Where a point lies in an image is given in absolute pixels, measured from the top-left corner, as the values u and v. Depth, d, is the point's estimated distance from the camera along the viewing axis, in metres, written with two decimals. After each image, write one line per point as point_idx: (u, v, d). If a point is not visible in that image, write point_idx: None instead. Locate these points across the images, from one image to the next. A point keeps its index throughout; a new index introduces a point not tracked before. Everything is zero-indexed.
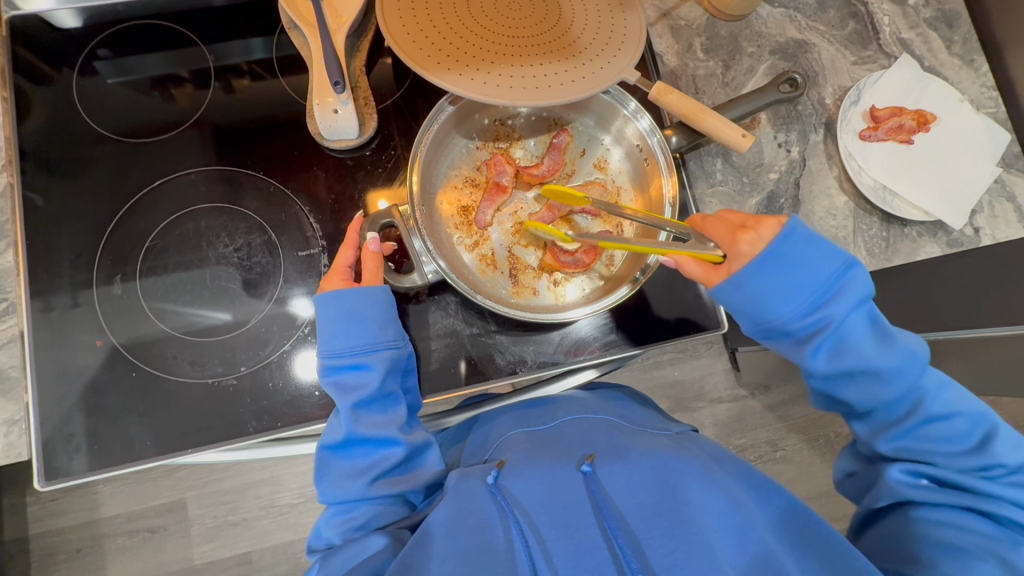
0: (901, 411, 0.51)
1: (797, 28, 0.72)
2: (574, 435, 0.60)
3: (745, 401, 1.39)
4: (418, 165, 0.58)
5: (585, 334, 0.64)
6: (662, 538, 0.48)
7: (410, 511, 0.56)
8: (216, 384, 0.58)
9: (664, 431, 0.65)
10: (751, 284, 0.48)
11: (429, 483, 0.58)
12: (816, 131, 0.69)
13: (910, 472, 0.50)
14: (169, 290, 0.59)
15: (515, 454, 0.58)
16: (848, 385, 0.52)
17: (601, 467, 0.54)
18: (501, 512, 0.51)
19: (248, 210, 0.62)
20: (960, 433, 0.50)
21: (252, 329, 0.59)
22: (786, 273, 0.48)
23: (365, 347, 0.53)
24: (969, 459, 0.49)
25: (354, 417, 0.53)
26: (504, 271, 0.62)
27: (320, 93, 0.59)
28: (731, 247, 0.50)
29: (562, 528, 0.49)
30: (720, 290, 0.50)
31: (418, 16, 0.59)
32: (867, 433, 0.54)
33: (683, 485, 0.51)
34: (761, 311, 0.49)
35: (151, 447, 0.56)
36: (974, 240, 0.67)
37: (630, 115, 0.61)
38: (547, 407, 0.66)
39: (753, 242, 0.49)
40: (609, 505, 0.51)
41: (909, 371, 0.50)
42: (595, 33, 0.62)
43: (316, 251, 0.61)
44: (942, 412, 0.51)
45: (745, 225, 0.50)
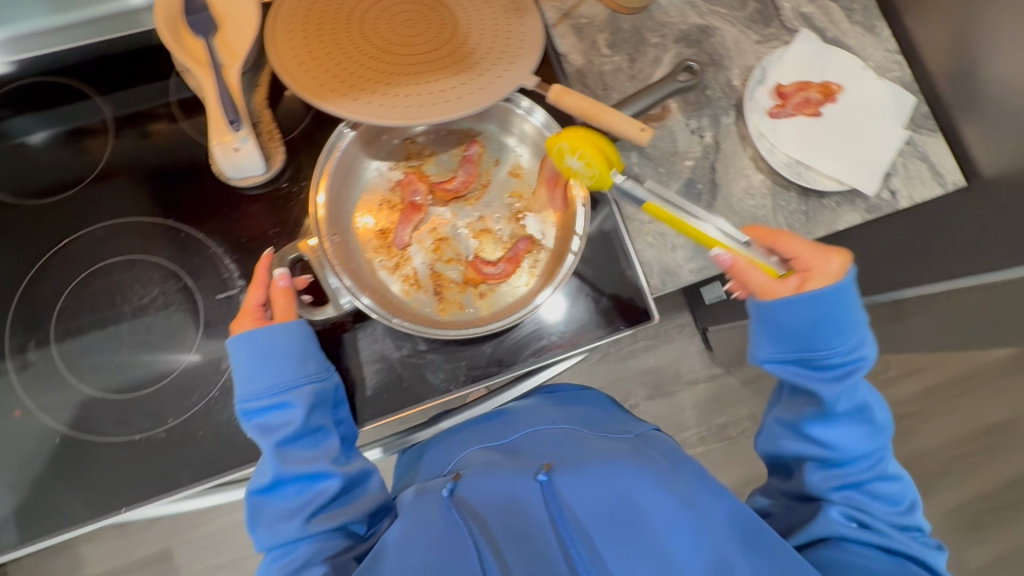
0: (863, 463, 0.54)
1: (698, 14, 0.72)
2: (530, 449, 0.62)
3: (721, 378, 1.40)
4: (324, 178, 0.59)
5: (519, 340, 0.63)
6: (617, 545, 0.50)
7: (355, 541, 0.55)
8: (143, 440, 0.57)
9: (625, 434, 0.66)
10: (794, 305, 0.52)
11: (372, 510, 0.58)
12: (727, 113, 0.70)
13: (846, 514, 0.51)
14: (86, 350, 0.58)
15: (472, 468, 0.59)
16: (834, 429, 0.53)
17: (558, 476, 0.55)
18: (456, 523, 0.52)
19: (160, 258, 0.61)
20: (894, 494, 0.54)
21: (176, 379, 0.58)
22: (831, 309, 0.51)
23: (283, 385, 0.52)
24: (899, 519, 0.53)
25: (280, 457, 0.53)
26: (428, 289, 0.62)
27: (218, 131, 0.58)
28: (784, 287, 0.53)
29: (518, 539, 0.51)
30: (779, 302, 0.52)
31: (310, 44, 0.59)
32: (818, 479, 0.53)
33: (636, 495, 0.53)
34: (791, 328, 0.52)
35: (83, 512, 0.55)
36: (891, 204, 0.68)
37: (523, 112, 0.63)
38: (506, 422, 0.68)
39: (823, 274, 0.53)
40: (566, 514, 0.52)
41: (886, 430, 0.55)
42: (491, 42, 0.62)
43: (235, 292, 0.60)
44: (892, 474, 0.54)
45: (830, 251, 0.53)
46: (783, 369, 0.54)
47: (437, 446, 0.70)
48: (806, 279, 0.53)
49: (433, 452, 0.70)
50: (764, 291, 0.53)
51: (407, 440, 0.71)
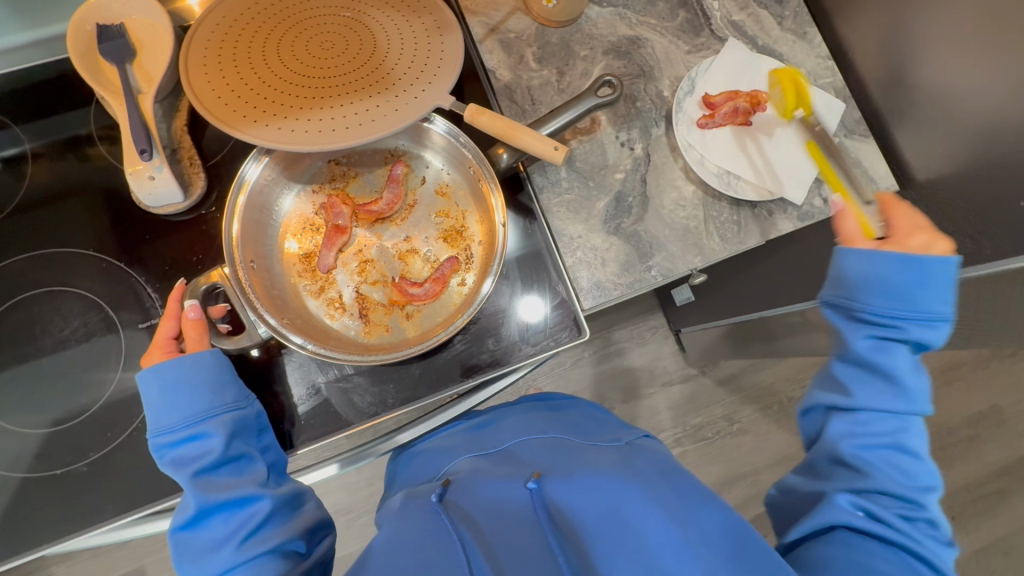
0: (891, 432, 0.50)
1: (628, 25, 0.72)
2: (524, 457, 0.62)
3: (696, 379, 1.40)
4: (240, 216, 0.58)
5: (448, 360, 0.63)
6: (605, 552, 0.48)
7: (294, 561, 0.53)
8: (65, 474, 0.56)
9: (614, 442, 0.66)
10: (879, 264, 0.50)
11: (308, 529, 0.57)
12: (658, 124, 0.70)
13: (854, 502, 0.48)
14: (7, 385, 0.58)
15: (464, 478, 0.60)
16: (868, 387, 0.51)
17: (548, 484, 0.55)
18: (446, 529, 0.50)
19: (81, 289, 0.60)
20: (909, 473, 0.50)
21: (98, 411, 0.58)
22: (908, 274, 0.49)
23: (199, 415, 0.52)
24: (910, 497, 0.49)
25: (201, 487, 0.52)
26: (353, 313, 0.61)
27: (131, 161, 0.57)
28: (902, 236, 0.52)
29: (509, 544, 0.49)
30: (842, 253, 0.52)
31: (223, 68, 0.58)
32: (837, 436, 0.51)
33: (624, 501, 0.51)
34: (859, 286, 0.51)
35: (7, 550, 0.55)
36: (823, 211, 0.68)
37: (430, 123, 0.62)
38: (492, 433, 0.69)
39: (924, 245, 0.51)
40: (556, 518, 0.51)
41: (918, 398, 0.50)
42: (410, 62, 0.61)
43: (156, 321, 0.60)
44: (914, 449, 0.50)
45: (920, 228, 0.52)
46: (834, 316, 0.53)
47: (411, 458, 0.71)
48: (886, 245, 0.52)
49: (408, 464, 0.71)
50: (850, 239, 0.55)
51: (370, 452, 0.71)
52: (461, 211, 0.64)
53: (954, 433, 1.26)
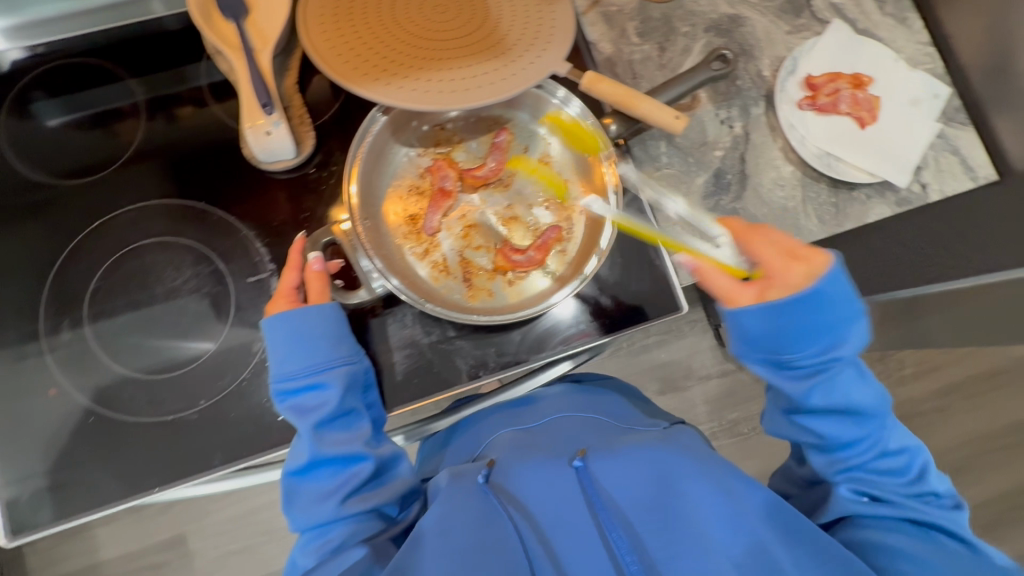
0: (853, 452, 0.53)
1: (729, 3, 0.72)
2: (562, 433, 0.63)
3: (734, 374, 1.39)
4: (358, 172, 0.59)
5: (546, 328, 0.63)
6: (655, 530, 0.50)
7: (387, 523, 0.56)
8: (176, 420, 0.57)
9: (652, 427, 0.67)
10: (758, 321, 0.51)
11: (403, 494, 0.58)
12: (757, 104, 0.70)
13: (856, 490, 0.52)
14: (119, 330, 0.59)
15: (505, 454, 0.60)
16: (819, 423, 0.53)
17: (593, 462, 0.56)
18: (497, 510, 0.53)
19: (191, 241, 0.61)
20: (899, 468, 0.53)
21: (208, 360, 0.59)
22: (806, 313, 0.50)
23: (319, 366, 0.53)
24: (910, 490, 0.52)
25: (317, 438, 0.53)
26: (457, 276, 0.62)
27: (251, 116, 0.58)
28: (781, 271, 0.52)
29: (563, 528, 0.52)
30: (738, 313, 0.52)
31: (342, 27, 0.59)
32: (821, 463, 0.54)
33: (676, 479, 0.53)
34: (755, 338, 0.52)
35: (118, 490, 0.56)
36: (921, 197, 0.68)
37: (560, 102, 0.62)
38: (532, 409, 0.69)
39: (805, 274, 0.51)
40: (603, 498, 0.53)
41: (877, 418, 0.53)
42: (522, 29, 0.61)
43: (266, 275, 0.61)
44: (892, 449, 0.53)
45: (793, 259, 0.52)
46: (758, 368, 0.54)
47: (464, 433, 0.72)
48: (769, 290, 0.52)
49: (461, 437, 0.71)
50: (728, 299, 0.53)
51: (427, 429, 0.74)
52: (565, 181, 0.65)
53: (996, 441, 1.25)
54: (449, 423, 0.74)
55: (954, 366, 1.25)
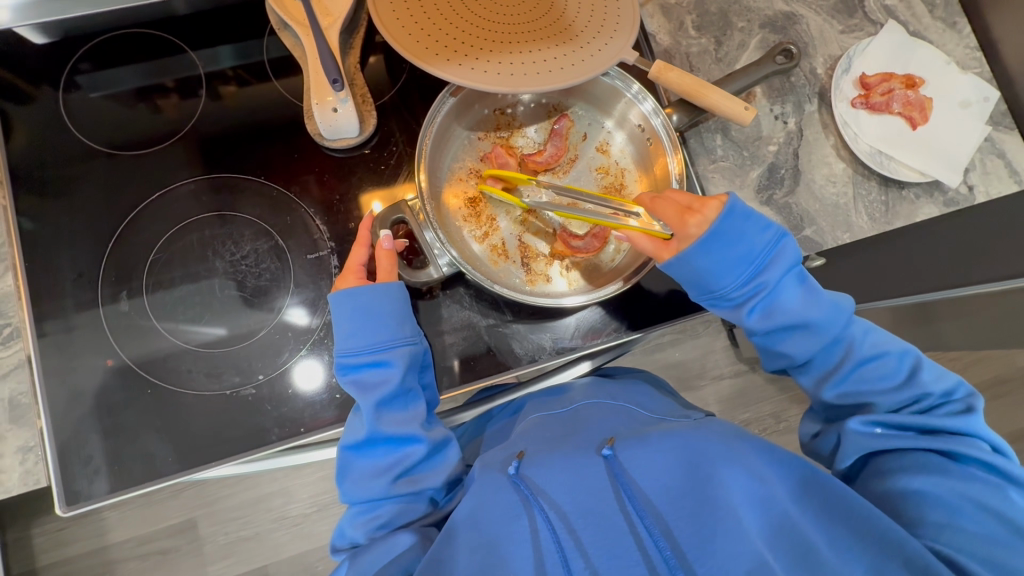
0: (835, 358, 0.56)
1: (784, 0, 0.72)
2: (593, 421, 0.59)
3: (747, 375, 1.40)
4: (424, 162, 0.58)
5: (601, 317, 0.64)
6: (688, 518, 0.46)
7: (433, 508, 0.56)
8: (234, 395, 0.57)
9: (684, 417, 0.64)
10: (691, 261, 0.53)
11: (450, 479, 0.57)
12: (811, 101, 0.70)
13: (867, 423, 0.52)
14: (177, 303, 0.58)
15: (532, 444, 0.56)
16: (791, 340, 0.56)
17: (622, 450, 0.52)
18: (525, 502, 0.50)
19: (251, 216, 0.61)
20: (891, 370, 0.54)
21: (265, 336, 0.58)
22: (728, 249, 0.52)
23: (383, 344, 0.52)
24: (902, 395, 0.53)
25: (376, 416, 0.53)
26: (516, 260, 0.62)
27: (319, 93, 0.58)
28: (679, 227, 0.54)
29: (588, 517, 0.48)
30: (669, 263, 0.54)
31: (412, 6, 0.58)
32: (813, 385, 0.57)
33: (708, 462, 0.49)
34: (706, 281, 0.54)
35: (173, 462, 0.56)
36: (968, 198, 0.68)
37: (634, 97, 0.61)
38: (564, 395, 0.66)
39: (701, 224, 0.53)
40: (634, 488, 0.49)
41: (835, 321, 0.54)
42: (589, 15, 0.61)
43: (325, 253, 0.60)
44: (873, 353, 0.55)
45: (687, 207, 0.55)
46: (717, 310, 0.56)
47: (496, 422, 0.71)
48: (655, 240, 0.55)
49: (493, 426, 0.70)
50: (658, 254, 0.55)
51: (455, 419, 0.73)
52: (623, 170, 0.65)
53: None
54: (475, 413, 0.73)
55: (964, 373, 1.27)
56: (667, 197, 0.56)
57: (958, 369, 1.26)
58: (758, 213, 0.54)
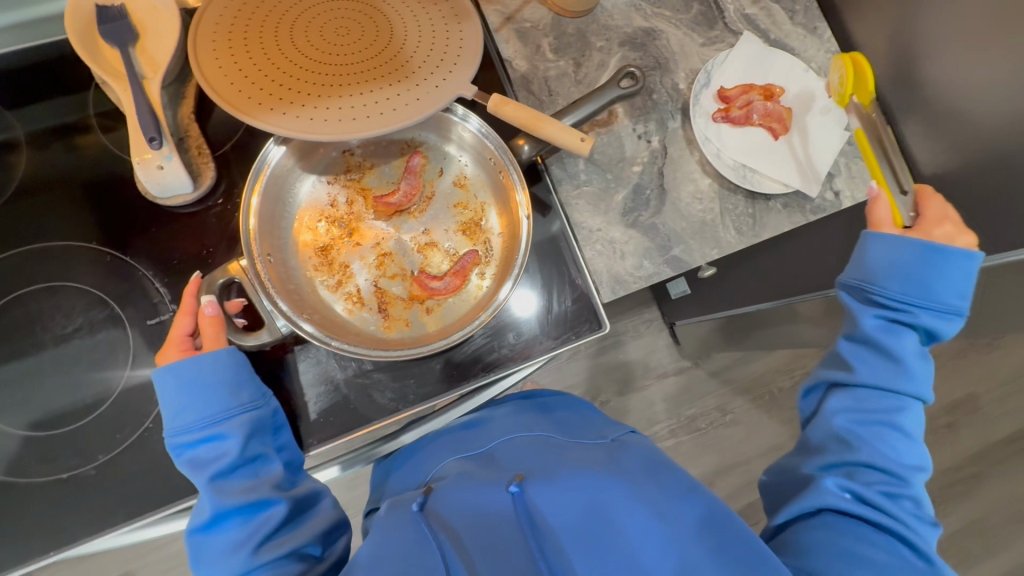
0: (882, 409, 0.53)
1: (643, 16, 0.72)
2: (507, 455, 0.59)
3: (690, 371, 1.40)
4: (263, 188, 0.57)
5: (468, 355, 0.62)
6: (591, 556, 0.46)
7: (312, 564, 0.52)
8: (71, 478, 0.54)
9: (598, 439, 0.63)
10: (902, 248, 0.54)
11: (324, 531, 0.55)
12: (674, 117, 0.70)
13: (842, 486, 0.50)
14: (4, 383, 0.55)
15: (446, 482, 0.56)
16: (868, 361, 0.54)
17: (531, 487, 0.52)
18: (426, 536, 0.48)
19: (82, 284, 0.57)
20: (903, 461, 0.52)
21: (105, 412, 0.55)
22: (932, 264, 0.53)
23: (215, 416, 0.50)
24: (897, 486, 0.51)
25: (216, 490, 0.50)
26: (372, 307, 0.60)
27: (138, 149, 0.55)
28: (930, 227, 0.55)
29: (488, 548, 0.47)
30: (874, 234, 0.55)
31: (235, 53, 0.56)
32: (832, 413, 0.55)
33: (610, 504, 0.49)
34: (871, 268, 0.55)
35: (8, 558, 0.53)
36: (835, 203, 0.69)
37: (460, 119, 0.62)
38: (482, 430, 0.65)
39: (947, 236, 0.54)
40: (540, 526, 0.48)
41: (918, 384, 0.54)
42: (428, 50, 0.59)
43: (166, 317, 0.57)
44: (909, 434, 0.53)
45: (948, 220, 0.55)
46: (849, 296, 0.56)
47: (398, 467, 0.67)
48: (911, 232, 0.55)
49: (396, 473, 0.66)
50: (873, 221, 0.57)
51: (368, 457, 0.69)
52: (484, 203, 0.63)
53: (932, 421, 1.30)
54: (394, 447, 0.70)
55: None
56: (933, 202, 0.56)
57: None
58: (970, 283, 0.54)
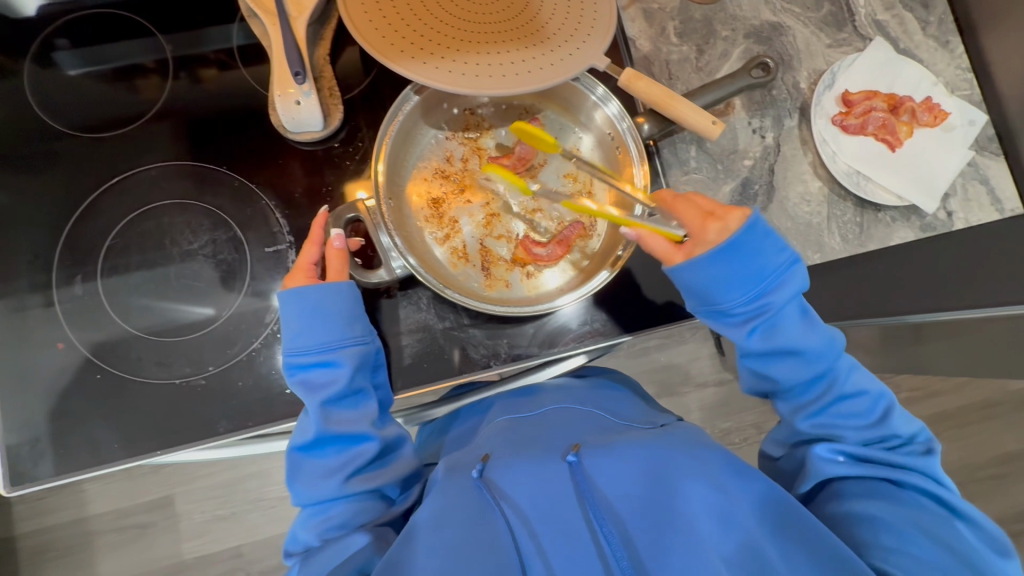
0: (818, 389, 0.54)
1: (771, 10, 0.71)
2: (560, 424, 0.57)
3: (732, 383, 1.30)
4: (385, 153, 0.58)
5: (558, 325, 0.64)
6: (651, 529, 0.46)
7: (388, 505, 0.55)
8: (184, 384, 0.58)
9: (650, 423, 0.61)
10: (705, 271, 0.50)
11: (404, 476, 0.57)
12: (791, 116, 0.69)
13: (832, 450, 0.51)
14: (132, 288, 0.59)
15: (499, 446, 0.55)
16: (774, 366, 0.54)
17: (587, 458, 0.51)
18: (487, 505, 0.49)
19: (210, 205, 0.62)
20: (864, 409, 0.53)
21: (220, 327, 0.59)
22: (740, 263, 0.50)
23: (332, 344, 0.53)
24: (871, 434, 0.52)
25: (324, 415, 0.53)
26: (476, 264, 0.62)
27: (281, 84, 0.58)
28: (699, 230, 0.52)
29: (552, 526, 0.47)
30: (679, 269, 0.51)
31: (380, 3, 0.57)
32: (788, 413, 0.55)
33: (676, 478, 0.48)
34: (705, 292, 0.51)
35: (118, 450, 0.56)
36: (947, 224, 0.67)
37: (597, 100, 0.61)
38: (533, 396, 0.63)
39: (722, 231, 0.51)
40: (597, 496, 0.48)
41: (828, 355, 0.53)
42: (563, 17, 0.58)
43: (284, 247, 0.61)
44: (854, 391, 0.53)
45: (710, 214, 0.52)
46: (710, 320, 0.53)
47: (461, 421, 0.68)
48: (693, 246, 0.52)
49: (455, 427, 0.67)
50: (670, 259, 0.53)
51: (426, 415, 0.69)
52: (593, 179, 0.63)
53: (979, 470, 1.25)
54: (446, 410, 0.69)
55: (950, 393, 1.26)
56: (689, 199, 0.54)
57: (943, 389, 1.26)
58: (767, 250, 0.50)
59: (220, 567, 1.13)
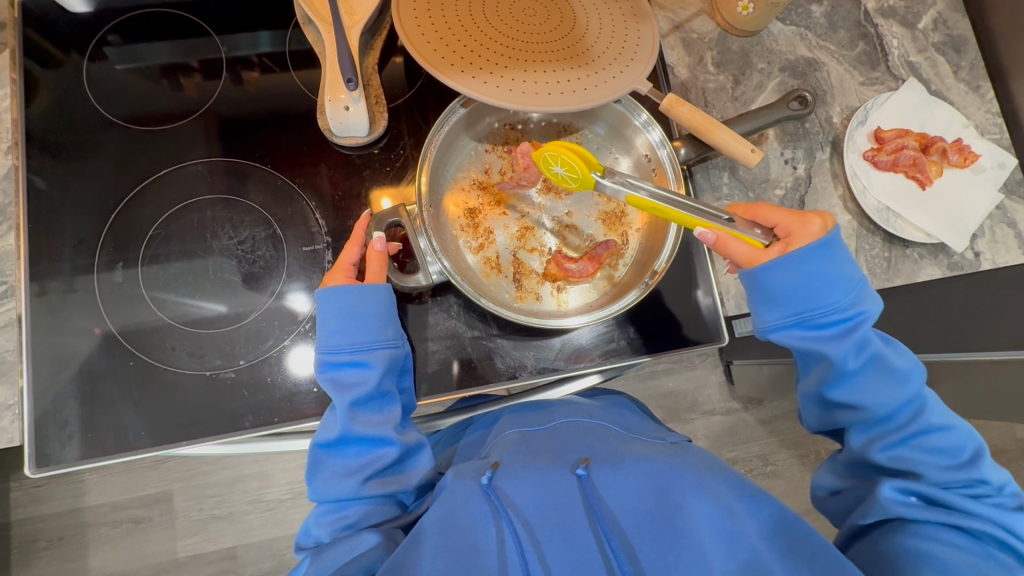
0: (900, 419, 0.53)
1: (807, 46, 0.72)
2: (571, 436, 0.56)
3: (738, 414, 1.20)
4: (427, 167, 0.59)
5: (582, 344, 0.64)
6: (655, 542, 0.44)
7: (401, 511, 0.55)
8: (214, 376, 0.60)
9: (659, 440, 0.61)
10: (797, 269, 0.51)
11: (420, 484, 0.56)
12: (823, 149, 0.70)
13: (904, 491, 0.49)
14: (169, 280, 0.62)
15: (508, 455, 0.53)
16: (856, 389, 0.53)
17: (596, 471, 0.50)
18: (494, 513, 0.47)
19: (253, 202, 0.65)
20: (950, 447, 0.52)
21: (252, 322, 0.62)
22: (837, 269, 0.52)
23: (365, 344, 0.54)
24: (955, 474, 0.51)
25: (350, 415, 0.53)
26: (508, 275, 0.63)
27: (334, 90, 0.60)
28: (799, 229, 0.53)
29: (558, 533, 0.46)
30: (761, 270, 0.52)
31: (433, 9, 0.55)
32: (862, 444, 0.54)
33: (678, 489, 0.47)
34: (800, 296, 0.52)
35: (145, 437, 0.59)
36: (974, 264, 0.67)
37: (642, 126, 0.62)
38: (544, 410, 0.61)
39: (822, 229, 0.52)
40: (602, 509, 0.47)
41: (913, 378, 0.53)
42: (607, 41, 0.58)
43: (321, 247, 0.64)
44: (938, 424, 0.53)
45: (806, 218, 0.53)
46: (792, 336, 0.53)
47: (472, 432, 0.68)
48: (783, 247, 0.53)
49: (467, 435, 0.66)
50: (749, 263, 0.54)
51: (438, 423, 0.69)
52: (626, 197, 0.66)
53: None
54: (456, 420, 0.69)
55: None
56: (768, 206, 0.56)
57: None
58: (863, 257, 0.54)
59: (213, 567, 1.12)
